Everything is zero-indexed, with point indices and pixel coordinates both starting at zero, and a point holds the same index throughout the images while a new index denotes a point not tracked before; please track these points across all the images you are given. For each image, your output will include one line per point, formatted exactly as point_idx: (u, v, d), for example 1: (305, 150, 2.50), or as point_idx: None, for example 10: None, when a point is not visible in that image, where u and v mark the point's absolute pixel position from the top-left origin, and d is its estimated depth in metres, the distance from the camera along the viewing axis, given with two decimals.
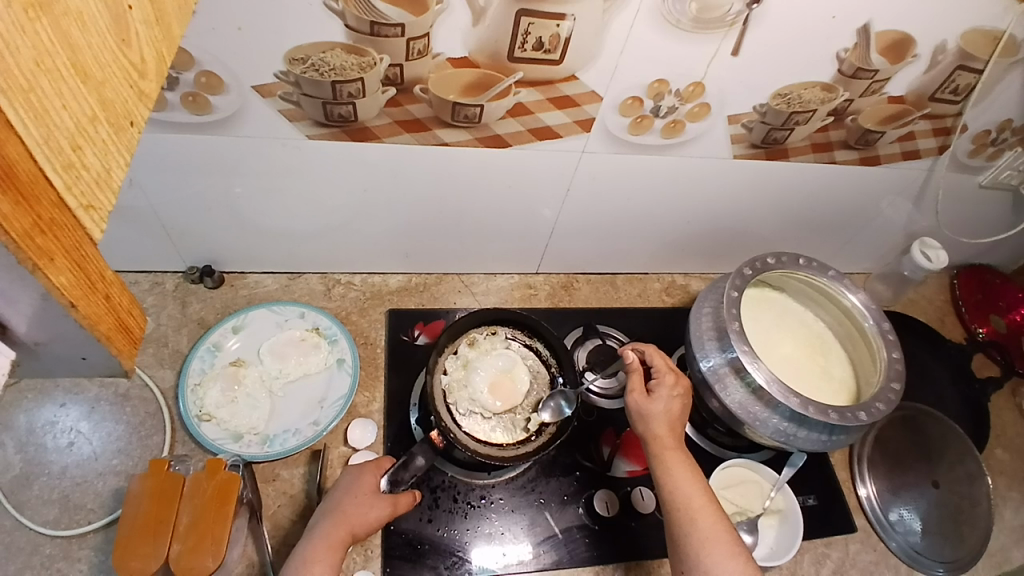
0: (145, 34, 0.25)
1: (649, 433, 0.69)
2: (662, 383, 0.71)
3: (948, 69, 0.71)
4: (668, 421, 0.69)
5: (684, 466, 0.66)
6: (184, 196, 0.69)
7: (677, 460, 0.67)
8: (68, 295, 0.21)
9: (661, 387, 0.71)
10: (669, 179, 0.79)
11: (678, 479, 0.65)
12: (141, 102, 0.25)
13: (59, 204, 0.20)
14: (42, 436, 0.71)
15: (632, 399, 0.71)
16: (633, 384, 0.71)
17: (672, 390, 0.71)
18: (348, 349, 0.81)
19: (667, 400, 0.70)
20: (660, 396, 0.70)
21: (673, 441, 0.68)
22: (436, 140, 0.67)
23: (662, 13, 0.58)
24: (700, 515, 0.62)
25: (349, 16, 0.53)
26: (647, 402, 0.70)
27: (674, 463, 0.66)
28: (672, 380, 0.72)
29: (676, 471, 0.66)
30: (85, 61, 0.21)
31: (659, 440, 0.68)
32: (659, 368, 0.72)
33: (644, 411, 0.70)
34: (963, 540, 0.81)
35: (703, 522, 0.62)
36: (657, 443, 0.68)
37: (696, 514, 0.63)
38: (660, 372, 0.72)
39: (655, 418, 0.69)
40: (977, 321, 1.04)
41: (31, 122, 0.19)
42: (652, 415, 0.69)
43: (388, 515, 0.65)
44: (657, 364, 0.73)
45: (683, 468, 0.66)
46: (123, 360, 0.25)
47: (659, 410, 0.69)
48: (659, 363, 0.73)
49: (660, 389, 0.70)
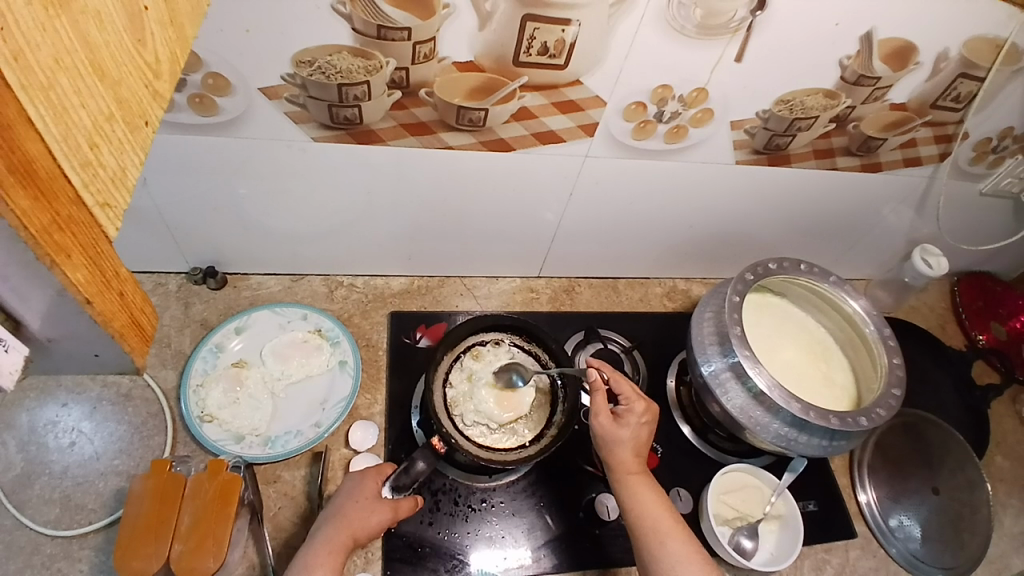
0: (159, 34, 0.25)
1: (613, 458, 0.68)
2: (632, 410, 0.70)
3: (950, 77, 0.72)
4: (635, 447, 0.69)
5: (652, 491, 0.67)
6: (189, 196, 0.69)
7: (643, 484, 0.67)
8: (84, 291, 0.21)
9: (630, 413, 0.70)
10: (672, 184, 0.80)
11: (644, 502, 0.66)
12: (154, 103, 0.25)
13: (76, 200, 0.20)
14: (44, 436, 0.71)
15: (599, 423, 0.69)
16: (598, 408, 0.69)
17: (640, 418, 0.70)
18: (350, 350, 0.81)
19: (634, 429, 0.69)
20: (627, 426, 0.69)
21: (637, 466, 0.68)
22: (440, 142, 0.67)
23: (668, 19, 0.58)
24: (668, 540, 0.63)
25: (356, 20, 0.53)
26: (613, 428, 0.69)
27: (640, 488, 0.67)
28: (642, 408, 0.70)
29: (643, 496, 0.66)
30: (102, 59, 0.21)
31: (625, 465, 0.68)
32: (628, 394, 0.70)
33: (610, 437, 0.69)
34: (962, 546, 0.80)
35: (673, 545, 0.63)
36: (623, 468, 0.68)
37: (667, 539, 0.63)
38: (629, 398, 0.71)
39: (620, 445, 0.68)
40: (977, 328, 1.04)
41: (50, 118, 0.19)
42: (619, 442, 0.68)
43: (388, 520, 0.64)
44: (624, 390, 0.71)
45: (649, 492, 0.67)
46: (135, 358, 0.25)
47: (624, 438, 0.69)
48: (627, 391, 0.71)
49: (628, 416, 0.70)
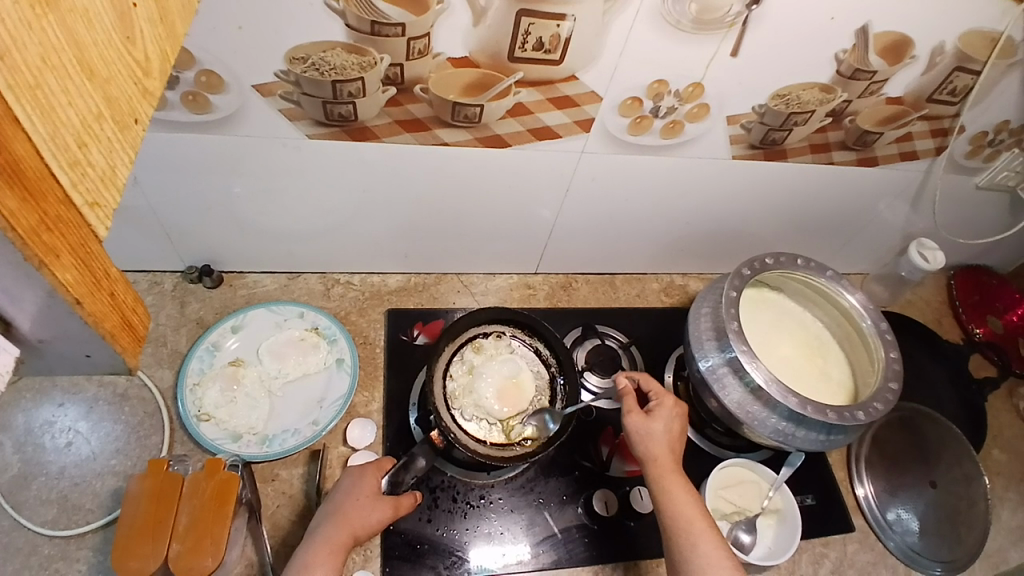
0: (150, 33, 0.25)
1: (647, 455, 0.68)
2: (662, 405, 0.71)
3: (945, 71, 0.72)
4: (669, 443, 0.69)
5: (686, 490, 0.67)
6: (183, 195, 0.69)
7: (676, 483, 0.67)
8: (74, 292, 0.21)
9: (659, 408, 0.71)
10: (669, 179, 0.79)
11: (677, 501, 0.65)
12: (144, 101, 0.25)
13: (65, 201, 0.20)
14: (40, 436, 0.71)
15: (631, 420, 0.70)
16: (630, 406, 0.71)
17: (671, 413, 0.71)
18: (348, 348, 0.81)
19: (666, 421, 0.70)
20: (661, 418, 0.70)
21: (672, 463, 0.68)
22: (436, 139, 0.67)
23: (663, 13, 0.58)
24: (700, 540, 0.63)
25: (349, 16, 0.53)
26: (645, 424, 0.70)
27: (676, 484, 0.66)
28: (671, 403, 0.72)
29: (677, 495, 0.66)
30: (90, 58, 0.21)
31: (658, 464, 0.68)
32: (657, 392, 0.73)
33: (643, 433, 0.69)
34: (960, 541, 0.80)
35: (704, 546, 0.62)
36: (657, 465, 0.68)
37: (698, 539, 0.63)
38: (657, 394, 0.72)
39: (655, 440, 0.69)
40: (974, 322, 1.04)
41: (38, 118, 0.19)
42: (652, 437, 0.69)
43: (388, 517, 0.64)
44: (654, 389, 0.73)
45: (683, 490, 0.66)
46: (128, 358, 0.25)
47: (658, 432, 0.69)
48: (656, 388, 0.73)
49: (659, 411, 0.71)
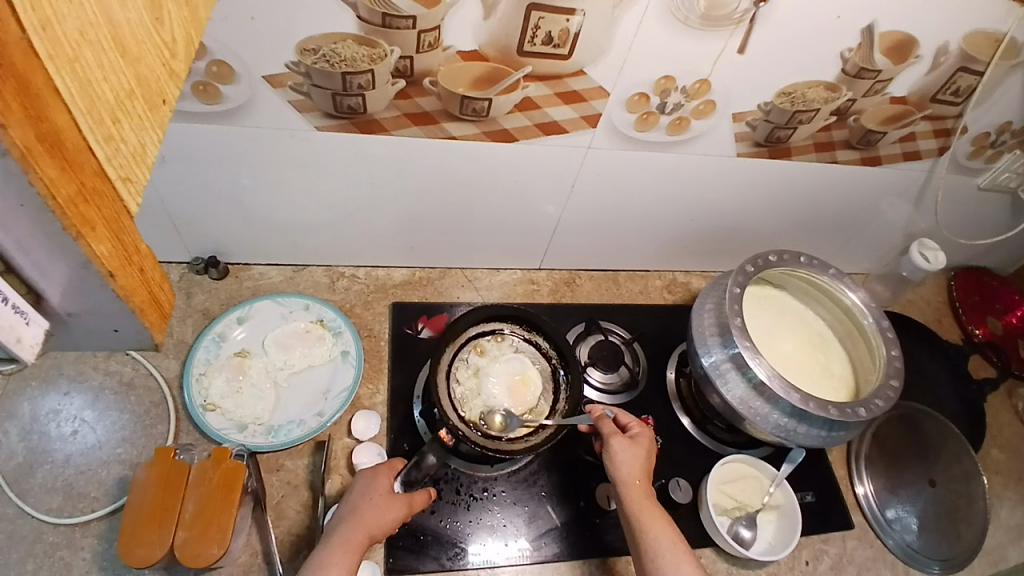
0: (176, 14, 0.25)
1: (627, 477, 0.68)
2: (639, 434, 0.72)
3: (950, 71, 0.72)
4: (646, 468, 0.70)
5: (662, 518, 0.66)
6: (192, 186, 0.69)
7: (653, 508, 0.67)
8: (107, 265, 0.22)
9: (640, 436, 0.72)
10: (674, 175, 0.80)
11: (656, 524, 0.65)
12: (171, 82, 0.25)
13: (100, 174, 0.21)
14: (45, 424, 0.71)
15: (614, 442, 0.70)
16: (609, 430, 0.72)
17: (649, 441, 0.72)
18: (352, 341, 0.81)
19: (646, 448, 0.71)
20: (641, 444, 0.71)
21: (648, 489, 0.69)
22: (444, 133, 0.68)
23: (672, 9, 0.58)
24: (683, 561, 0.63)
25: (362, 8, 0.54)
26: (627, 447, 0.70)
27: (651, 508, 0.67)
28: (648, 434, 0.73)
29: (656, 518, 0.66)
30: (123, 35, 0.22)
31: (639, 486, 0.68)
32: (634, 422, 0.74)
33: (625, 453, 0.70)
34: (959, 538, 0.81)
35: (687, 567, 0.62)
36: (636, 487, 0.68)
37: (681, 560, 0.63)
38: (635, 425, 0.74)
39: (635, 463, 0.69)
40: (974, 323, 1.05)
41: (75, 90, 0.19)
42: (634, 460, 0.69)
43: (403, 515, 0.65)
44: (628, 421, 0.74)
45: (659, 514, 0.67)
46: (155, 333, 0.26)
47: (638, 456, 0.70)
48: (632, 420, 0.74)
49: (640, 437, 0.72)
